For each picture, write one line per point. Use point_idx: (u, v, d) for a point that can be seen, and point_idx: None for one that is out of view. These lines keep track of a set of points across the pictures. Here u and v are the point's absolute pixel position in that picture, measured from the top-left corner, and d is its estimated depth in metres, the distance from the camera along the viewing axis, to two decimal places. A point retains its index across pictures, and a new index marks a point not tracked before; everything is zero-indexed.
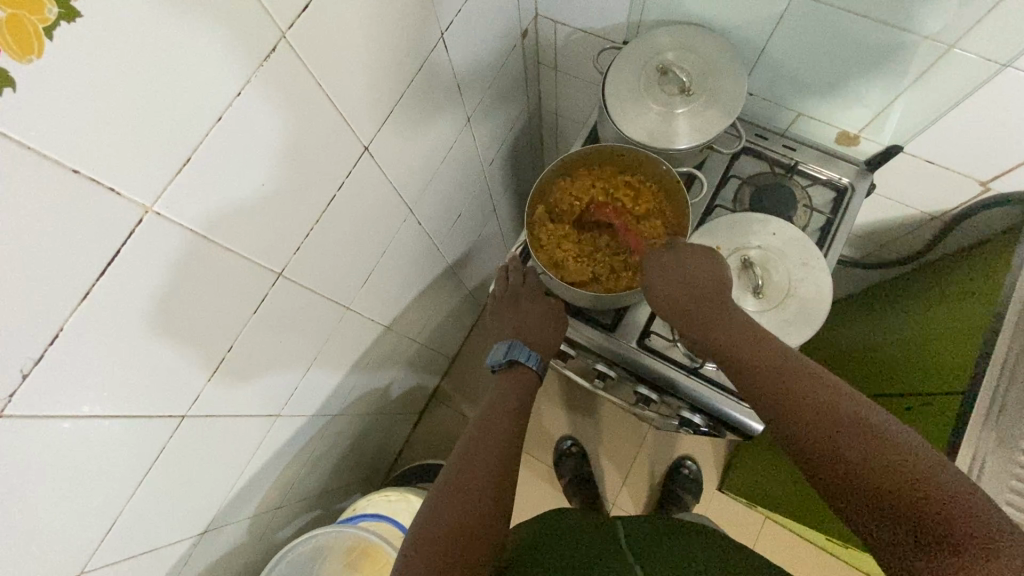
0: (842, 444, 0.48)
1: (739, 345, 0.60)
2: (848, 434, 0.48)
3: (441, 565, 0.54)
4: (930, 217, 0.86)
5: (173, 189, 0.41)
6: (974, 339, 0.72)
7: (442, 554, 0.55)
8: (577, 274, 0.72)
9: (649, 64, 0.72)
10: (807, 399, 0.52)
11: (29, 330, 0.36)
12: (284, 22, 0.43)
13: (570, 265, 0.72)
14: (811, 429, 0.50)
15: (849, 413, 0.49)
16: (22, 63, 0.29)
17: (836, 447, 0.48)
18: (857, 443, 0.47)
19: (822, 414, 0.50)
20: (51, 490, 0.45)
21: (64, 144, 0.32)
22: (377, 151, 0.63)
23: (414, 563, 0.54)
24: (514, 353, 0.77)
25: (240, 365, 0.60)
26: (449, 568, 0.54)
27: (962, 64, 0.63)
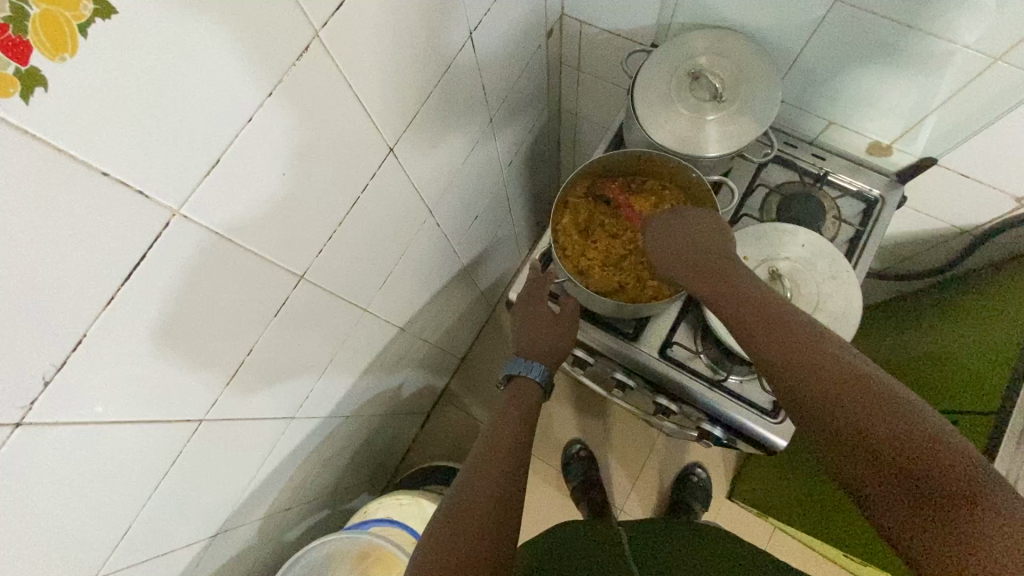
0: (848, 398, 0.48)
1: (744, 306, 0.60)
2: (855, 390, 0.48)
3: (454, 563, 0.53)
4: (959, 231, 0.85)
5: (201, 191, 0.39)
6: (1007, 358, 0.70)
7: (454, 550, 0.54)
8: (604, 285, 0.71)
9: (680, 69, 0.70)
10: (818, 356, 0.52)
11: (51, 337, 0.35)
12: (318, 21, 0.41)
13: (597, 276, 0.72)
14: (818, 384, 0.50)
15: (860, 373, 0.49)
16: (55, 62, 0.28)
17: (838, 399, 0.48)
18: (864, 399, 0.47)
19: (834, 370, 0.50)
20: (68, 495, 0.44)
21: (94, 146, 0.31)
22: (401, 153, 0.62)
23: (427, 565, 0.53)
24: (512, 367, 0.76)
25: (258, 367, 0.59)
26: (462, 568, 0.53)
27: (1004, 76, 0.62)
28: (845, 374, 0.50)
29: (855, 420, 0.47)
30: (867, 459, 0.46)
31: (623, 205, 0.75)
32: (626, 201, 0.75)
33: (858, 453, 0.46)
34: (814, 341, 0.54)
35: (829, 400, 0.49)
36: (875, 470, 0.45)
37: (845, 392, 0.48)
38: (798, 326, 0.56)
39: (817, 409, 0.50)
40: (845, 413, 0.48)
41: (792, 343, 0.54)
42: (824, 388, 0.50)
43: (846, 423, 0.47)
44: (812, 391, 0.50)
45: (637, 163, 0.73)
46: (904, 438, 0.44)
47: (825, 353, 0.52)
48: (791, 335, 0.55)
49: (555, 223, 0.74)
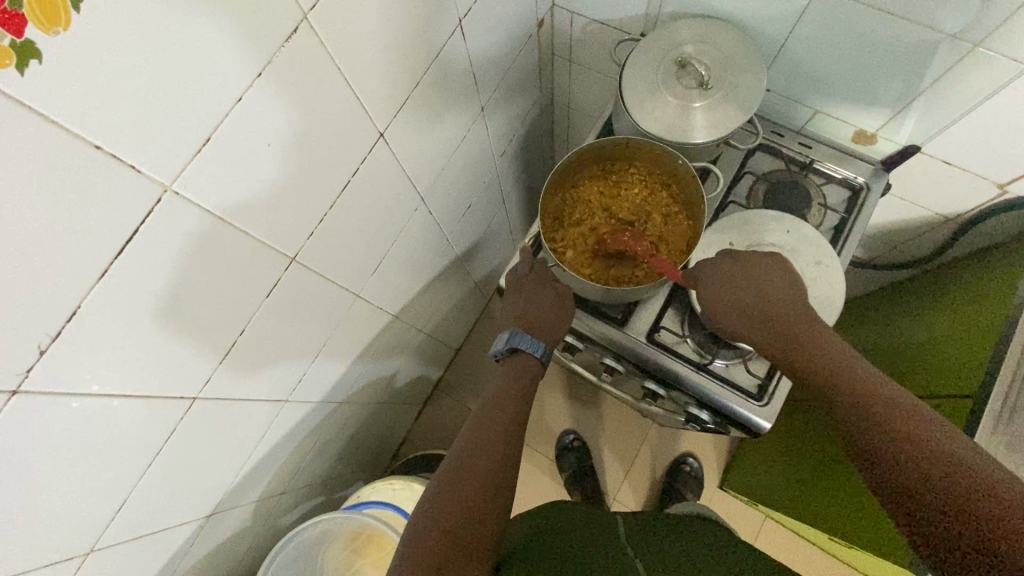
0: (945, 484, 0.46)
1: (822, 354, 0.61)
2: (950, 472, 0.46)
3: (451, 534, 0.56)
4: (944, 219, 0.86)
5: (192, 169, 0.41)
6: (987, 343, 0.71)
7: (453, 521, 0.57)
8: (590, 271, 0.73)
9: (668, 57, 0.71)
10: (911, 434, 0.50)
11: (46, 307, 0.36)
12: (307, 3, 0.42)
13: (584, 263, 0.74)
14: (910, 464, 0.49)
15: (955, 455, 0.47)
16: (49, 35, 0.28)
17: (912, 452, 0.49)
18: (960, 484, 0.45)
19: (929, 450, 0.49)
20: (63, 468, 0.45)
21: (86, 119, 0.32)
22: (392, 138, 0.63)
23: (423, 538, 0.55)
24: (517, 341, 0.75)
25: (251, 348, 0.60)
26: (460, 537, 0.56)
27: (986, 64, 0.63)
28: (941, 456, 0.48)
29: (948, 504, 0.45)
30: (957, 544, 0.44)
31: (612, 192, 0.76)
32: (615, 189, 0.76)
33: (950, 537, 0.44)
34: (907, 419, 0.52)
35: (922, 480, 0.47)
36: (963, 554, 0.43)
37: (941, 475, 0.47)
38: (890, 401, 0.54)
39: (908, 490, 0.48)
40: (937, 495, 0.46)
41: (882, 417, 0.53)
42: (916, 468, 0.48)
43: (938, 506, 0.46)
44: (902, 472, 0.49)
45: (627, 150, 0.73)
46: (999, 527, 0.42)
47: (921, 430, 0.50)
48: (882, 408, 0.54)
49: (546, 209, 0.75)
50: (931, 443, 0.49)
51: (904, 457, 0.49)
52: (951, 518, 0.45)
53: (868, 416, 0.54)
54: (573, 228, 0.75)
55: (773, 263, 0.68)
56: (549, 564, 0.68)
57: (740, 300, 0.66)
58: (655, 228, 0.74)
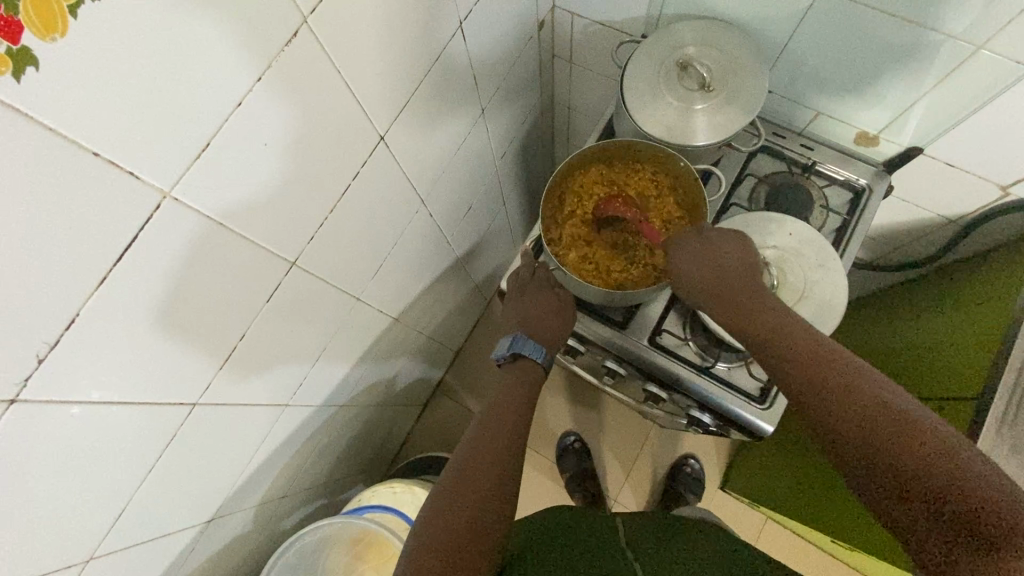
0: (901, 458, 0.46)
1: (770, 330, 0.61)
2: (897, 432, 0.47)
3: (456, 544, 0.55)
4: (946, 221, 0.86)
5: (191, 175, 0.40)
6: (991, 345, 0.71)
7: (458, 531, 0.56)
8: (582, 268, 0.72)
9: (669, 59, 0.71)
10: (860, 397, 0.51)
11: (45, 316, 0.36)
12: (307, 7, 0.42)
13: (576, 259, 0.73)
14: (858, 426, 0.50)
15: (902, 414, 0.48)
16: (46, 42, 0.28)
17: (868, 425, 0.49)
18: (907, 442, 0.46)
19: (878, 412, 0.49)
20: (62, 476, 0.45)
21: (84, 126, 0.32)
22: (393, 141, 0.63)
23: (427, 548, 0.55)
24: (518, 347, 0.76)
25: (251, 353, 0.60)
26: (464, 547, 0.55)
27: (989, 65, 0.62)
28: (888, 416, 0.49)
29: (896, 463, 0.46)
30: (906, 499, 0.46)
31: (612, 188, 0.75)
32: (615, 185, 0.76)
33: (898, 494, 0.46)
34: (856, 383, 0.52)
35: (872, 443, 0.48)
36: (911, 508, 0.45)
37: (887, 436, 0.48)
38: (840, 365, 0.54)
39: (858, 450, 0.49)
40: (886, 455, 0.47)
41: (831, 382, 0.53)
42: (865, 431, 0.49)
43: (887, 466, 0.47)
44: (852, 435, 0.50)
45: (628, 152, 0.73)
46: (944, 485, 0.43)
47: (869, 392, 0.51)
48: (832, 373, 0.54)
49: (546, 207, 0.74)
50: (879, 404, 0.50)
51: (854, 420, 0.50)
52: (900, 477, 0.46)
53: (818, 381, 0.55)
54: (573, 229, 0.75)
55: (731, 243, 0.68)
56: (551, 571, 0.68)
57: (704, 284, 0.67)
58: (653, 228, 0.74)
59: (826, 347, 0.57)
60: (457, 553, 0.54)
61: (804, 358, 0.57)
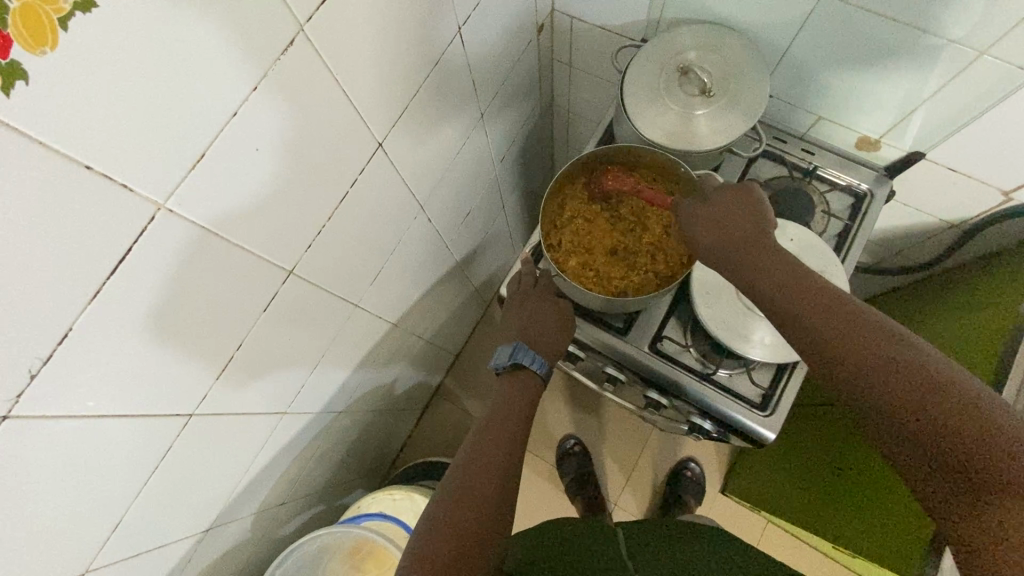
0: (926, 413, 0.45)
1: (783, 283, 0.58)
2: (923, 387, 0.46)
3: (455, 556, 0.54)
4: (948, 225, 0.85)
5: (186, 187, 0.40)
6: (994, 351, 0.71)
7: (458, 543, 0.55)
8: (577, 270, 0.73)
9: (669, 64, 0.70)
10: (879, 348, 0.49)
11: (37, 331, 0.35)
12: (304, 16, 0.41)
13: (572, 259, 0.73)
14: (876, 377, 0.48)
15: (921, 364, 0.47)
16: (36, 55, 0.28)
17: (892, 381, 0.47)
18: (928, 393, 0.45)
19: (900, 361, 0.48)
20: (57, 489, 0.44)
21: (77, 140, 0.31)
22: (391, 148, 0.62)
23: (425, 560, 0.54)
24: (519, 356, 0.74)
25: (248, 362, 0.59)
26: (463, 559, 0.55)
27: (991, 70, 0.62)
28: (909, 367, 0.47)
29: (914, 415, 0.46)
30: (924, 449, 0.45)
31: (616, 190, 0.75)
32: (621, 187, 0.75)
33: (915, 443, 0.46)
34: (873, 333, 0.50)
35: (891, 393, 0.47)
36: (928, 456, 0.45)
37: (906, 388, 0.46)
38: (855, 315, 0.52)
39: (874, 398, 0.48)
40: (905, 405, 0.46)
41: (847, 331, 0.51)
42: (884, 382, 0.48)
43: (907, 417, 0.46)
44: (869, 385, 0.49)
45: (625, 159, 0.73)
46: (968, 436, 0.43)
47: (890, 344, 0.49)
48: (849, 323, 0.52)
49: (544, 216, 0.74)
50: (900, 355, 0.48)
51: (871, 370, 0.49)
52: (919, 428, 0.45)
53: (833, 329, 0.52)
54: (572, 238, 0.74)
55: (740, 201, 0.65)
56: None
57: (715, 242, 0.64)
58: (653, 234, 0.74)
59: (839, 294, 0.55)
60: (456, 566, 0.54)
61: (818, 305, 0.54)
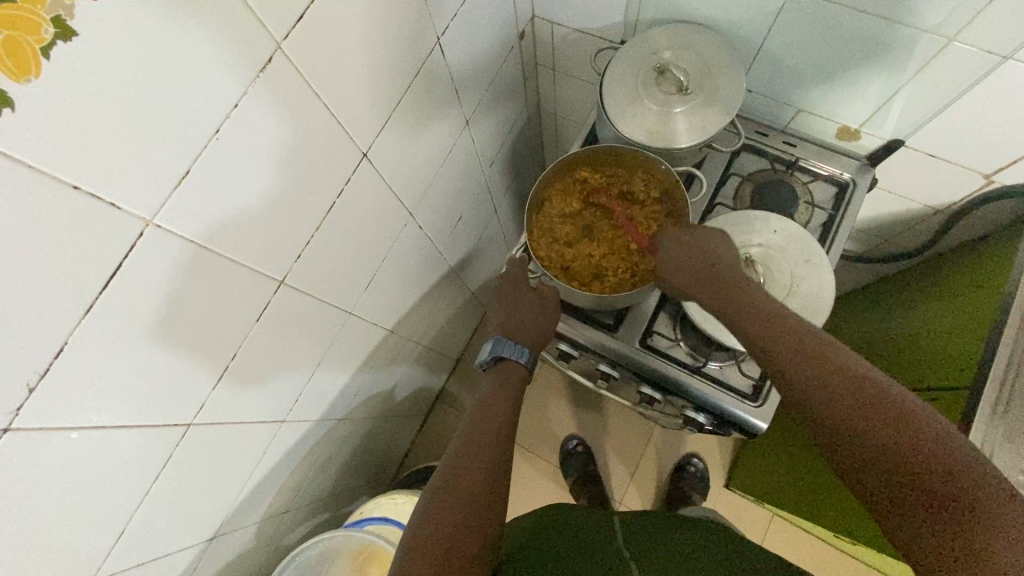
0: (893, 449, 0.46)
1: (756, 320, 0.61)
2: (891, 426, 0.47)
3: (446, 546, 0.55)
4: (934, 211, 0.86)
5: (172, 202, 0.41)
6: (978, 335, 0.72)
7: (449, 535, 0.56)
8: (540, 228, 0.76)
9: (647, 64, 0.72)
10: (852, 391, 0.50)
11: (35, 345, 0.37)
12: (280, 33, 0.43)
13: (551, 216, 0.76)
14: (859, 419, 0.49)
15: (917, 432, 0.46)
16: (20, 82, 0.29)
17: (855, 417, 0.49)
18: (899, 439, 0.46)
19: (924, 453, 0.44)
20: (59, 501, 0.46)
21: (63, 161, 0.33)
22: (376, 158, 0.64)
23: (417, 548, 0.55)
24: (500, 349, 0.77)
25: (245, 371, 0.61)
26: (454, 550, 0.55)
27: (963, 56, 0.63)
28: (936, 462, 0.44)
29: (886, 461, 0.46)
30: (906, 503, 0.45)
31: (647, 202, 0.75)
32: (650, 205, 0.75)
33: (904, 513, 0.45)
34: (895, 412, 0.47)
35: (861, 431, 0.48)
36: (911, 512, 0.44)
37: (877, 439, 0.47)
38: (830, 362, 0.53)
39: (900, 500, 0.45)
40: (927, 506, 0.43)
41: (834, 386, 0.51)
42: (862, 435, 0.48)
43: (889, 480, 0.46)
44: (878, 466, 0.46)
45: (634, 162, 0.73)
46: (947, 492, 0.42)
47: (878, 401, 0.49)
48: (836, 377, 0.52)
49: (537, 200, 0.76)
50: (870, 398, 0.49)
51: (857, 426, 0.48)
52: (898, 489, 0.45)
53: (821, 384, 0.52)
54: (560, 228, 0.76)
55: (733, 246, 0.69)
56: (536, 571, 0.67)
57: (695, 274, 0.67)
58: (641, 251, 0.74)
59: (860, 372, 0.51)
60: (447, 554, 0.55)
61: (824, 374, 0.53)
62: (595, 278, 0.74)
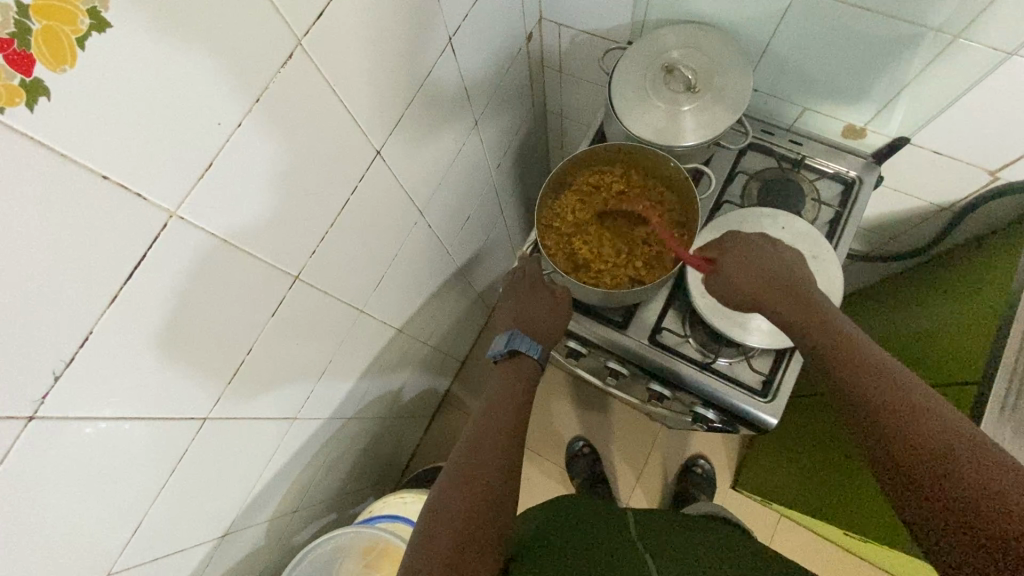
0: (932, 453, 0.45)
1: (824, 337, 0.60)
2: (933, 432, 0.46)
3: (463, 534, 0.56)
4: (939, 209, 0.87)
5: (195, 195, 0.42)
6: (987, 329, 0.72)
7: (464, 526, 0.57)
8: (549, 215, 0.77)
9: (655, 63, 0.73)
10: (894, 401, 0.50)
11: (62, 334, 0.37)
12: (300, 30, 0.44)
13: (565, 203, 0.77)
14: (898, 424, 0.48)
15: (958, 439, 0.45)
16: (57, 73, 0.30)
17: (897, 423, 0.48)
18: (939, 443, 0.45)
19: (954, 455, 0.44)
20: (77, 491, 0.46)
21: (93, 150, 0.33)
22: (389, 156, 0.65)
23: (435, 534, 0.56)
24: (515, 343, 0.76)
25: (259, 368, 0.61)
26: (470, 537, 0.56)
27: (967, 54, 0.64)
28: (970, 465, 0.43)
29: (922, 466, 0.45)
30: (940, 510, 0.43)
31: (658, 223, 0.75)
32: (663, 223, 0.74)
33: (939, 519, 0.43)
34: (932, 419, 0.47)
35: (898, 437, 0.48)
36: (945, 521, 0.42)
37: (918, 444, 0.46)
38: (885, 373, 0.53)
39: (914, 498, 0.45)
40: (959, 510, 0.41)
41: (872, 395, 0.52)
42: (903, 440, 0.47)
43: (925, 486, 0.44)
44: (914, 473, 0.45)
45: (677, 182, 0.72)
46: (979, 496, 0.41)
47: (917, 410, 0.48)
48: (875, 385, 0.52)
49: (573, 168, 0.76)
50: (912, 408, 0.49)
51: (898, 432, 0.48)
52: (935, 495, 0.43)
53: (862, 395, 0.52)
54: (577, 207, 0.77)
55: (801, 257, 0.69)
56: (547, 565, 0.67)
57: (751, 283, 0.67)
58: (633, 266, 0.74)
59: (904, 386, 0.51)
60: (463, 543, 0.56)
61: (869, 385, 0.53)
62: (574, 260, 0.75)
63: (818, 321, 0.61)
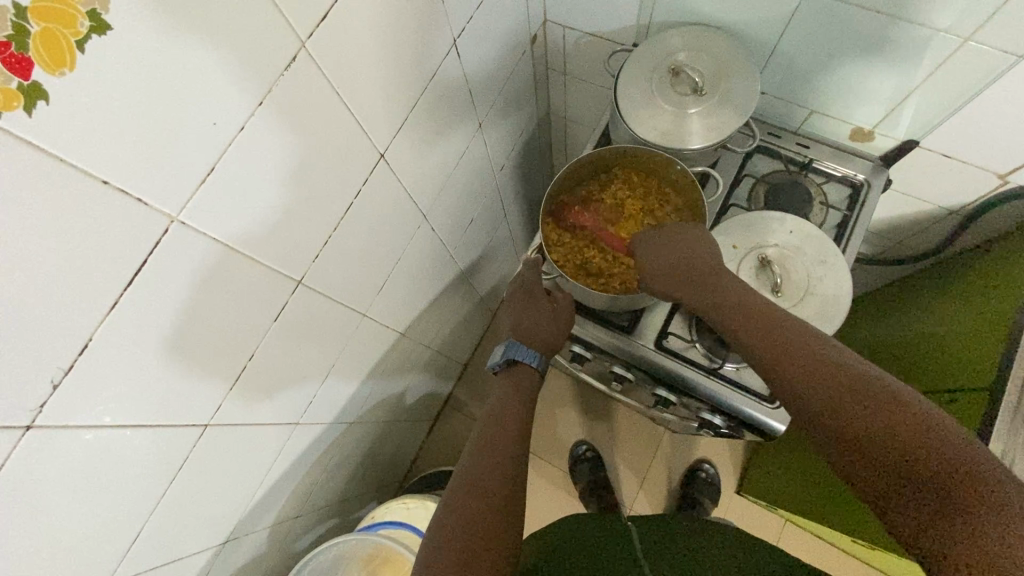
0: (887, 432, 0.46)
1: (759, 321, 0.61)
2: (881, 409, 0.48)
3: (472, 548, 0.55)
4: (948, 212, 0.86)
5: (195, 201, 0.41)
6: (998, 334, 0.71)
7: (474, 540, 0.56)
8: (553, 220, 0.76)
9: (661, 65, 0.72)
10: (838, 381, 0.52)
11: (60, 342, 0.36)
12: (304, 32, 0.43)
13: (567, 207, 0.76)
14: (848, 406, 0.50)
15: (902, 411, 0.47)
16: (55, 76, 0.29)
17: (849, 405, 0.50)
18: (890, 419, 0.47)
19: (906, 430, 0.45)
20: (76, 500, 0.45)
21: (93, 155, 0.33)
22: (393, 159, 0.64)
23: (443, 548, 0.55)
24: (513, 353, 0.76)
25: (261, 373, 0.61)
26: (481, 551, 0.55)
27: (978, 56, 0.63)
28: (920, 439, 0.44)
29: (883, 446, 0.46)
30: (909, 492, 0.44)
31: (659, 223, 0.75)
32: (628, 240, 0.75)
33: (910, 503, 0.43)
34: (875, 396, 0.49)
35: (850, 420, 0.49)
36: (916, 505, 0.43)
37: (872, 425, 0.47)
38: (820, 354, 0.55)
39: (882, 482, 0.46)
40: (924, 489, 0.43)
41: (818, 379, 0.53)
42: (856, 421, 0.49)
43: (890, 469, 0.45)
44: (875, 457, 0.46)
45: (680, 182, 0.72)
46: (939, 472, 0.42)
47: (860, 389, 0.50)
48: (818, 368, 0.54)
49: (573, 171, 0.75)
50: (857, 388, 0.50)
51: (849, 416, 0.49)
52: (901, 477, 0.44)
53: (808, 379, 0.54)
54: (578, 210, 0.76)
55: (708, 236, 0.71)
56: None
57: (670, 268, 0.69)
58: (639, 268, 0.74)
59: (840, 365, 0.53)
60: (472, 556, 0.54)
61: (814, 368, 0.54)
62: (582, 265, 0.74)
63: (745, 304, 0.64)
